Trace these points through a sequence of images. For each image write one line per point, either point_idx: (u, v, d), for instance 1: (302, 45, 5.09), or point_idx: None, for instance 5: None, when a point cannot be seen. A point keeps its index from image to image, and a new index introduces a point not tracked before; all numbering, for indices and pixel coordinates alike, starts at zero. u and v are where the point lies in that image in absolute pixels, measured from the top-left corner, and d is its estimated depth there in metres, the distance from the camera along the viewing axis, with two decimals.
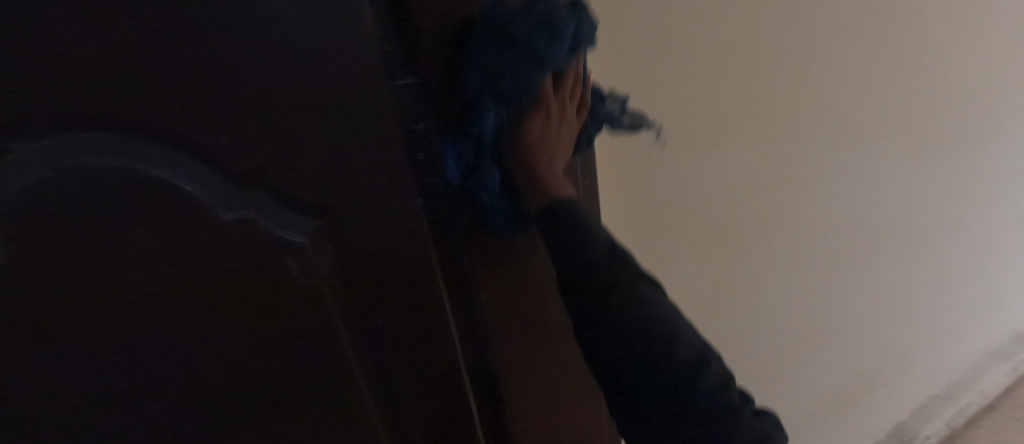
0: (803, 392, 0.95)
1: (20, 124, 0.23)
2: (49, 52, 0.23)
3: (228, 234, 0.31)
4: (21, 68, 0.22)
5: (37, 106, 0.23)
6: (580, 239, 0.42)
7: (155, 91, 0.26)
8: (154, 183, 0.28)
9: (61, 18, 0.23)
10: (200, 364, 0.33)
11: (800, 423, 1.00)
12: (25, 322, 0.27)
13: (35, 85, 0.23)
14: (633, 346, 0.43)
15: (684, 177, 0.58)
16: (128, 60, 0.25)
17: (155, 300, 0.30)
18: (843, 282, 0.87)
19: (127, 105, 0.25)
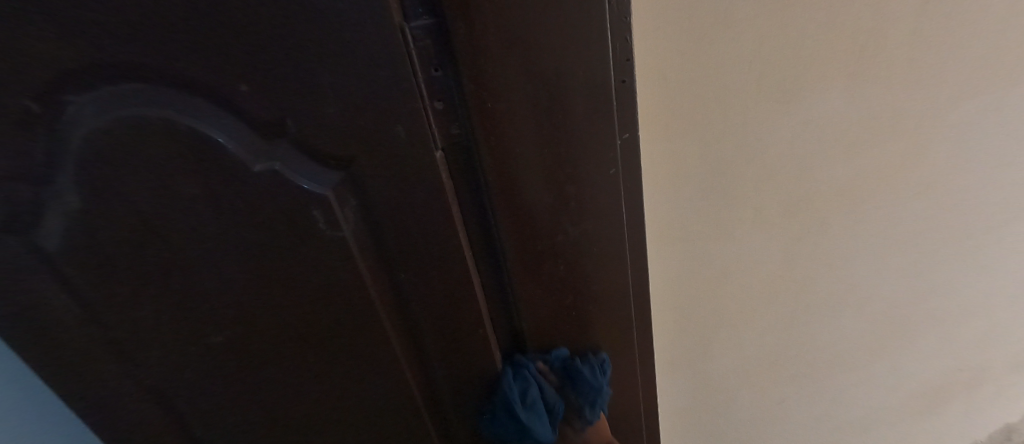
0: (881, 384, 0.87)
1: (88, 71, 0.27)
2: (106, 11, 0.26)
3: (261, 186, 0.33)
4: (87, 22, 0.26)
5: (100, 57, 0.27)
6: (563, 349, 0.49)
7: (190, 48, 0.27)
8: (193, 135, 0.30)
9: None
10: (248, 294, 0.37)
11: (873, 415, 0.92)
12: (115, 234, 0.33)
13: (97, 37, 0.26)
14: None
15: (755, 137, 0.52)
16: (166, 18, 0.27)
17: (204, 233, 0.34)
18: (957, 269, 0.74)
19: (167, 59, 0.27)
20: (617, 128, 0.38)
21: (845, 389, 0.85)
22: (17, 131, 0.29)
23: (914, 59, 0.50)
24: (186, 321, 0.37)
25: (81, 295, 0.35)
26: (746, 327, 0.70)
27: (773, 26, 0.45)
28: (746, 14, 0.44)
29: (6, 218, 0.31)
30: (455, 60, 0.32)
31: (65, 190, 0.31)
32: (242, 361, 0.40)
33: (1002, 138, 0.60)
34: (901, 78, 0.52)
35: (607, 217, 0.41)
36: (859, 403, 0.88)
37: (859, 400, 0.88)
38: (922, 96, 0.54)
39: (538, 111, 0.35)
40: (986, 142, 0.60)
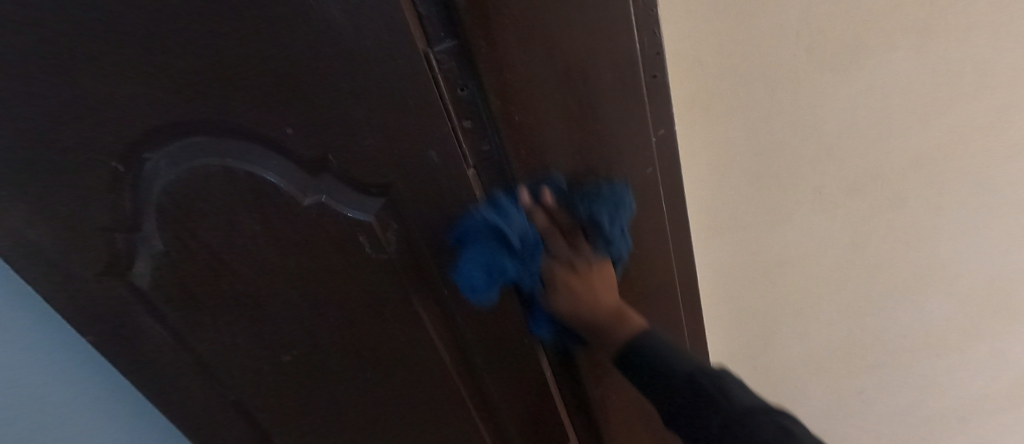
0: (997, 381, 0.75)
1: (160, 132, 0.31)
2: (172, 77, 0.29)
3: (312, 217, 0.35)
4: (158, 89, 0.30)
5: (169, 118, 0.31)
6: (659, 381, 0.44)
7: (241, 100, 0.30)
8: (250, 177, 0.33)
9: (175, 50, 0.29)
10: (308, 316, 0.40)
11: (990, 416, 0.80)
12: (195, 271, 0.37)
13: (167, 101, 0.30)
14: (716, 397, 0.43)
15: (809, 113, 0.49)
16: (220, 78, 0.30)
17: (265, 265, 0.37)
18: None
19: (222, 112, 0.31)
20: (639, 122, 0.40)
21: (949, 386, 0.75)
22: (110, 189, 0.33)
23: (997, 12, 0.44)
24: (257, 342, 0.41)
25: (171, 326, 0.39)
26: (817, 317, 0.65)
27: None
28: None
29: (108, 261, 0.36)
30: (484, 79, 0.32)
31: (152, 235, 0.35)
32: (308, 375, 0.44)
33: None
34: (986, 36, 0.45)
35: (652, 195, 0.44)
36: (968, 400, 0.77)
37: (969, 398, 0.77)
38: (1012, 54, 0.47)
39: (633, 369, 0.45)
40: None
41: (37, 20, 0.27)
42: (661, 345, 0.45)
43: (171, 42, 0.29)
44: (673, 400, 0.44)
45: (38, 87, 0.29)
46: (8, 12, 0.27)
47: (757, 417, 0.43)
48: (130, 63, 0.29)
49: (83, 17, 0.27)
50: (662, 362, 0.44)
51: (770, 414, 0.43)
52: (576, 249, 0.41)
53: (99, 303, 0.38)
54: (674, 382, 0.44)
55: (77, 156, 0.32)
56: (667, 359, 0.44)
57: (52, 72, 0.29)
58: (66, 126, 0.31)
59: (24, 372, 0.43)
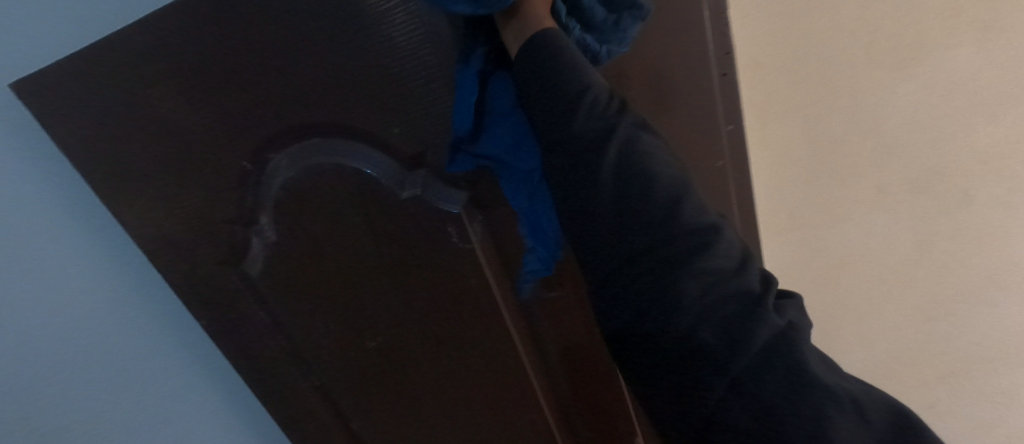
0: None
1: (285, 134, 0.36)
2: (300, 85, 0.34)
3: (406, 208, 0.39)
4: (287, 97, 0.34)
5: (294, 122, 0.35)
6: (556, 81, 0.28)
7: (355, 105, 0.35)
8: (356, 172, 0.37)
9: (304, 62, 0.34)
10: (393, 302, 0.44)
11: None
12: (300, 260, 0.41)
13: (295, 107, 0.35)
14: (605, 142, 0.26)
15: (868, 111, 0.49)
16: (340, 86, 0.34)
17: (359, 254, 0.41)
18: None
19: (338, 115, 0.35)
20: (707, 127, 0.44)
21: None
22: (237, 184, 0.37)
23: None
24: (347, 327, 0.45)
25: (273, 311, 0.44)
26: (881, 320, 0.64)
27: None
28: None
29: (227, 252, 0.40)
30: None
31: (266, 227, 0.39)
32: (390, 360, 0.47)
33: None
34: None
35: (711, 187, 0.47)
36: None
37: None
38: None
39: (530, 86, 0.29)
40: None
41: (196, 36, 0.32)
42: (568, 50, 0.29)
43: (304, 56, 0.33)
44: (568, 133, 0.27)
45: (189, 98, 0.34)
46: (178, 36, 0.32)
47: (688, 257, 0.25)
48: (266, 73, 0.34)
49: (234, 32, 0.32)
50: (559, 67, 0.28)
51: (675, 181, 0.27)
52: None
53: (215, 291, 0.42)
54: (574, 92, 0.27)
55: (213, 158, 0.36)
56: (568, 68, 0.28)
57: (201, 83, 0.34)
58: (207, 132, 0.36)
59: (141, 349, 0.48)
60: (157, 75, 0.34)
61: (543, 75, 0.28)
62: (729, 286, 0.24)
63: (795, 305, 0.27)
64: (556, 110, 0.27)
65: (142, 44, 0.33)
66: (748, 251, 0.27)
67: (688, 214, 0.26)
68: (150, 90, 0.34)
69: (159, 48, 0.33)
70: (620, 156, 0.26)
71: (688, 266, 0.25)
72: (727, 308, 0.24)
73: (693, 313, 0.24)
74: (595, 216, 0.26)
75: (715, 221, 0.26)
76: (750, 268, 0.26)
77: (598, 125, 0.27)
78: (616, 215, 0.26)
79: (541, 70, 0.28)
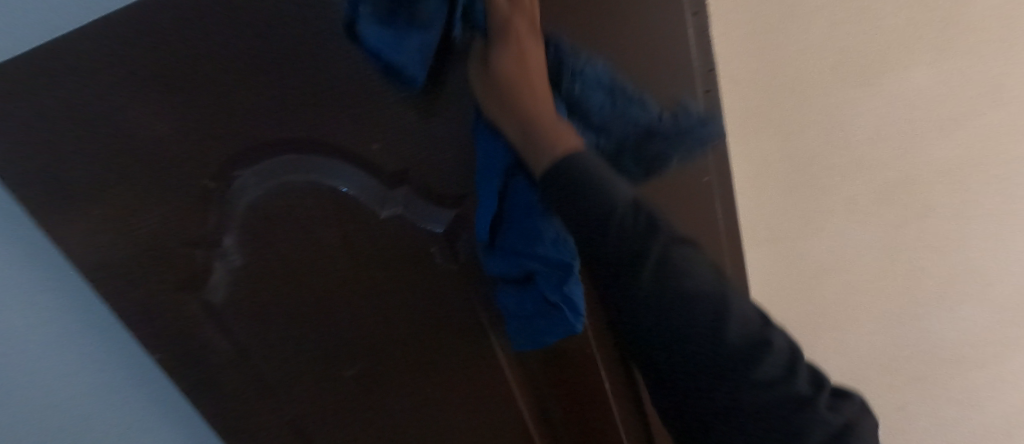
0: None
1: (251, 150, 0.33)
2: (268, 97, 0.32)
3: (386, 227, 0.37)
4: (255, 109, 0.32)
5: (261, 137, 0.32)
6: (586, 203, 0.25)
7: (329, 119, 0.33)
8: (333, 191, 0.35)
9: (273, 72, 0.31)
10: (372, 327, 0.41)
11: None
12: (268, 285, 0.38)
13: (263, 121, 0.32)
14: (644, 265, 0.24)
15: (839, 126, 0.50)
16: (313, 98, 0.32)
17: (334, 277, 0.38)
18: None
19: (311, 130, 0.33)
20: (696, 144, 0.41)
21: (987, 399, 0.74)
22: (197, 205, 0.34)
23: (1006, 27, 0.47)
24: (321, 355, 0.42)
25: (239, 341, 0.40)
26: (853, 327, 0.65)
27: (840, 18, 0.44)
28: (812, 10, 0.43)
29: (185, 279, 0.37)
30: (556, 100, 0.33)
31: (231, 250, 0.36)
32: (367, 388, 0.44)
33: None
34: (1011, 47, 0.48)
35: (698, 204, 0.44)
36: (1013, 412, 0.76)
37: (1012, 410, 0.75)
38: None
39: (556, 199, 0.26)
40: None
41: (152, 42, 0.29)
42: (593, 161, 0.26)
43: (273, 66, 0.31)
44: (613, 261, 0.25)
45: (143, 113, 0.31)
46: (131, 44, 0.29)
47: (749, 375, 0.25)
48: (233, 82, 0.31)
49: (194, 38, 0.30)
50: (587, 179, 0.25)
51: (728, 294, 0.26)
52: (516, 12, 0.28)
53: (172, 323, 0.38)
54: (610, 213, 0.24)
55: (170, 177, 0.33)
56: (597, 184, 0.25)
57: (157, 96, 0.31)
58: (163, 148, 0.32)
59: (88, 387, 0.43)
60: (107, 86, 0.30)
61: (572, 193, 0.25)
62: (785, 398, 0.25)
63: (849, 403, 0.28)
64: (583, 232, 0.25)
65: (89, 54, 0.29)
66: (794, 351, 0.27)
67: (738, 332, 0.25)
68: (97, 104, 0.31)
69: (108, 58, 0.30)
70: (661, 276, 0.25)
71: (746, 384, 0.25)
72: (774, 412, 0.25)
73: (752, 422, 0.26)
74: (651, 338, 0.26)
75: (765, 333, 0.26)
76: (794, 364, 0.27)
77: (639, 251, 0.24)
78: (669, 339, 0.25)
79: (566, 185, 0.25)
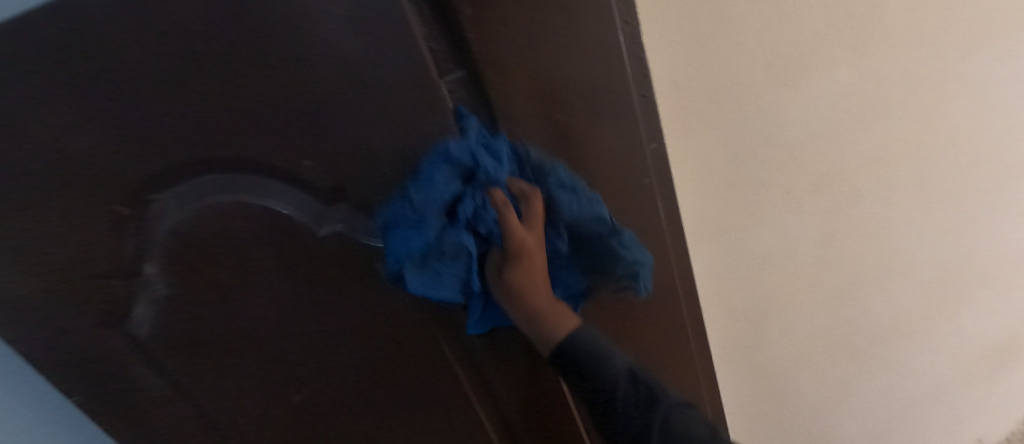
0: (951, 351, 0.82)
1: (166, 173, 0.30)
2: (180, 113, 0.29)
3: (326, 246, 0.35)
4: (165, 127, 0.29)
5: (176, 157, 0.30)
6: (597, 373, 0.40)
7: (252, 134, 0.30)
8: (264, 211, 0.33)
9: (182, 84, 0.28)
10: (320, 347, 0.39)
11: (946, 384, 0.87)
12: (202, 312, 0.36)
13: (176, 139, 0.29)
14: (652, 431, 0.40)
15: (773, 124, 0.50)
16: (232, 113, 0.29)
17: (274, 299, 0.36)
18: (1009, 223, 0.70)
19: (232, 146, 0.30)
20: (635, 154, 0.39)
21: (910, 364, 0.80)
22: (111, 235, 0.31)
23: (921, 24, 0.48)
24: (265, 379, 0.40)
25: (172, 374, 0.38)
26: (797, 313, 0.68)
27: (767, 18, 0.44)
28: (738, 9, 0.43)
29: (104, 312, 0.34)
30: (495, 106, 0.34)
31: (154, 280, 0.33)
32: (318, 409, 0.42)
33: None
34: (925, 42, 0.49)
35: (639, 210, 0.42)
36: (932, 373, 0.83)
37: (931, 370, 0.82)
38: (947, 56, 0.51)
39: (575, 370, 0.40)
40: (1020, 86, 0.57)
41: (31, 60, 0.26)
42: (596, 343, 0.40)
43: (180, 78, 0.28)
44: (623, 411, 0.40)
45: (33, 133, 0.28)
46: (8, 57, 0.26)
47: None
48: (134, 99, 0.28)
49: (81, 54, 0.26)
50: (598, 359, 0.40)
51: (711, 432, 0.42)
52: (531, 233, 0.36)
53: (94, 360, 0.36)
54: (618, 387, 0.40)
55: (76, 204, 0.30)
56: (603, 364, 0.40)
57: (49, 116, 0.28)
58: (65, 173, 0.29)
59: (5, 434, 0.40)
60: None
61: (592, 364, 0.40)
62: None
63: None
64: (599, 393, 0.40)
65: None
66: None
67: None
68: None
69: None
70: (663, 429, 0.40)
71: None
72: None
73: None
74: None
75: None
76: None
77: (643, 412, 0.40)
78: None
79: (583, 361, 0.39)
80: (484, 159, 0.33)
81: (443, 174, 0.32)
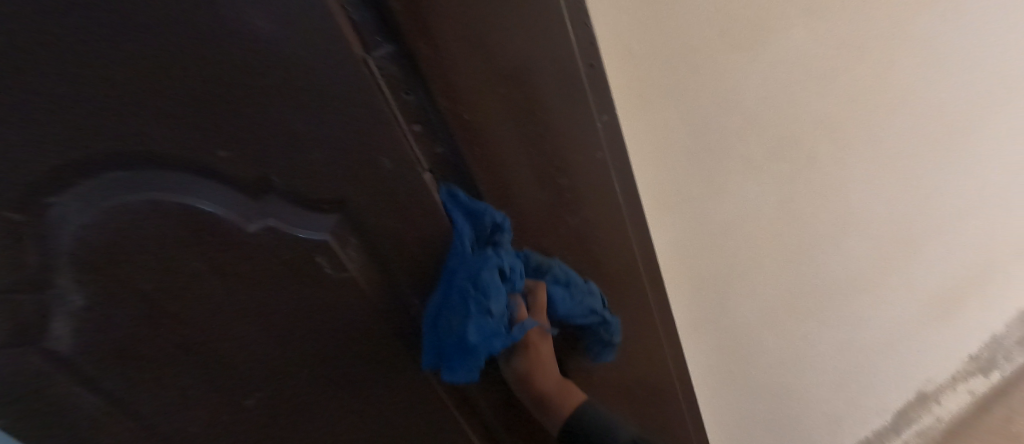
0: (902, 301, 0.85)
1: (60, 173, 0.27)
2: (60, 106, 0.25)
3: (257, 243, 0.32)
4: (46, 124, 0.25)
5: (67, 156, 0.26)
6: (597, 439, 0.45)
7: (152, 127, 0.26)
8: (182, 208, 0.30)
9: (53, 74, 0.24)
10: (265, 348, 0.37)
11: (899, 332, 0.90)
12: (128, 322, 0.33)
13: (62, 137, 0.26)
14: None
15: (729, 90, 0.49)
16: (124, 104, 0.25)
17: (208, 301, 0.34)
18: (959, 177, 0.72)
19: (132, 140, 0.27)
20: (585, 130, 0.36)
21: (864, 316, 0.83)
22: (10, 247, 0.28)
23: None
24: (210, 382, 0.38)
25: (106, 386, 0.36)
26: (759, 277, 0.68)
27: None
28: None
29: (17, 327, 0.31)
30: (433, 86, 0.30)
31: (69, 292, 0.31)
32: (271, 407, 0.41)
33: (991, 40, 0.57)
34: (879, 2, 0.48)
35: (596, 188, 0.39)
36: (885, 323, 0.86)
37: (883, 320, 0.86)
38: (895, 15, 0.51)
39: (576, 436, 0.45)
40: (974, 41, 0.56)
41: None
42: (597, 412, 0.46)
43: (51, 67, 0.24)
44: None
45: None
46: None
47: None
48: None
49: None
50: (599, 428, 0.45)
51: None
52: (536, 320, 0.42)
53: (20, 374, 0.34)
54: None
55: None
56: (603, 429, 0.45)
57: None
58: None
59: None
60: None
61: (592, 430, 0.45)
62: None
63: None
64: None
65: None
66: None
67: None
68: None
69: None
70: None
71: None
72: None
73: None
74: None
75: None
76: None
77: None
78: None
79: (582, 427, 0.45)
80: (512, 267, 0.39)
81: (488, 274, 0.37)
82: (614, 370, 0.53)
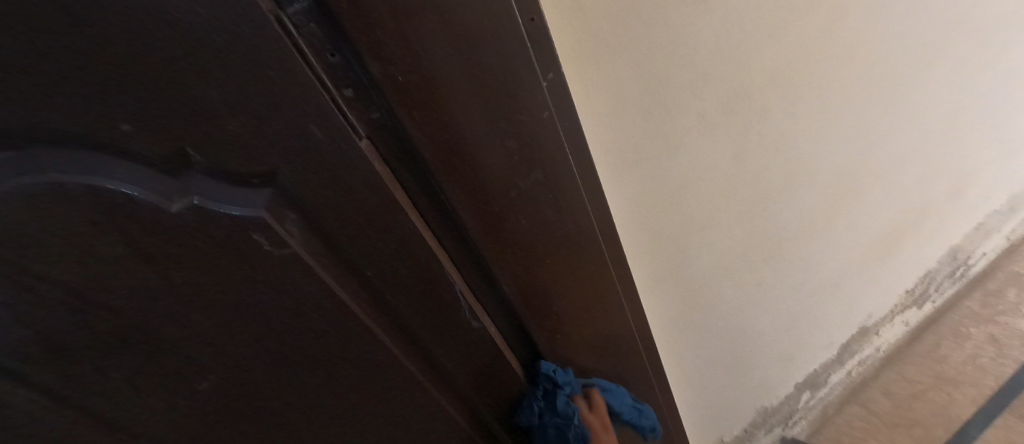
0: (848, 244, 0.89)
1: None
2: None
3: (183, 224, 0.30)
4: None
5: None
6: None
7: (39, 102, 0.24)
8: (91, 190, 0.27)
9: None
10: (209, 334, 0.36)
11: (845, 273, 0.95)
12: (51, 316, 0.31)
13: None
14: None
15: (681, 44, 0.48)
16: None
17: (137, 289, 0.32)
18: (899, 123, 0.74)
19: (17, 118, 0.24)
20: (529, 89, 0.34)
21: (813, 260, 0.87)
22: None
23: None
24: (154, 372, 0.36)
25: (39, 384, 0.34)
26: (715, 228, 0.70)
27: None
28: None
29: None
30: (359, 46, 0.28)
31: None
32: (227, 393, 0.40)
33: None
34: None
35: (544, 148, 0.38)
36: (832, 265, 0.91)
37: (831, 263, 0.90)
38: None
39: None
40: None
41: None
42: None
43: None
44: None
45: None
46: None
47: None
48: None
49: None
50: None
51: None
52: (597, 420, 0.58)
53: None
54: None
55: None
56: None
57: None
58: None
59: None
60: None
61: None
62: None
63: None
64: None
65: None
66: None
67: None
68: None
69: None
70: None
71: None
72: None
73: None
74: None
75: None
76: None
77: None
78: None
79: None
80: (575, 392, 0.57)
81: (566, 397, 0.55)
82: (580, 330, 0.53)
